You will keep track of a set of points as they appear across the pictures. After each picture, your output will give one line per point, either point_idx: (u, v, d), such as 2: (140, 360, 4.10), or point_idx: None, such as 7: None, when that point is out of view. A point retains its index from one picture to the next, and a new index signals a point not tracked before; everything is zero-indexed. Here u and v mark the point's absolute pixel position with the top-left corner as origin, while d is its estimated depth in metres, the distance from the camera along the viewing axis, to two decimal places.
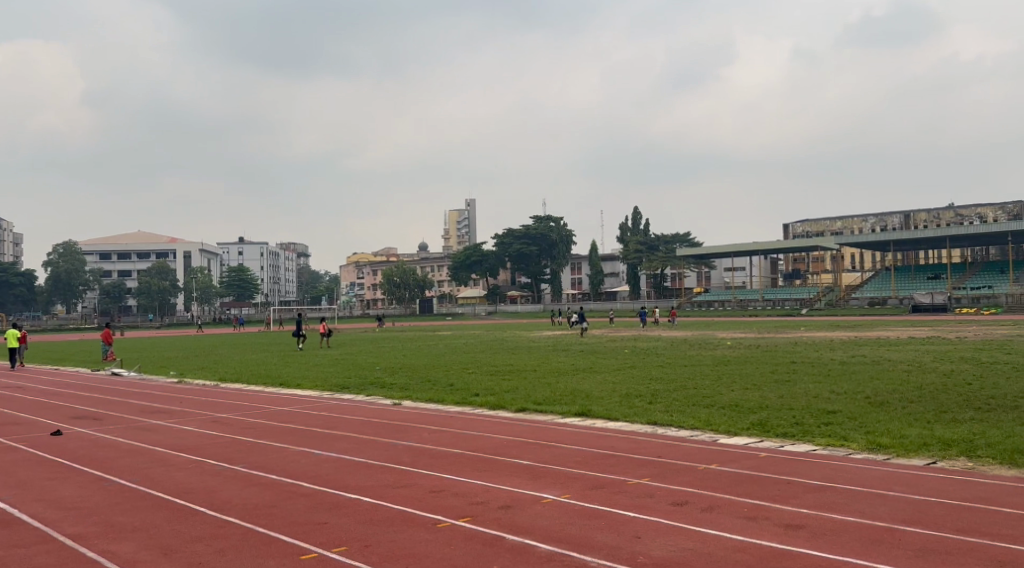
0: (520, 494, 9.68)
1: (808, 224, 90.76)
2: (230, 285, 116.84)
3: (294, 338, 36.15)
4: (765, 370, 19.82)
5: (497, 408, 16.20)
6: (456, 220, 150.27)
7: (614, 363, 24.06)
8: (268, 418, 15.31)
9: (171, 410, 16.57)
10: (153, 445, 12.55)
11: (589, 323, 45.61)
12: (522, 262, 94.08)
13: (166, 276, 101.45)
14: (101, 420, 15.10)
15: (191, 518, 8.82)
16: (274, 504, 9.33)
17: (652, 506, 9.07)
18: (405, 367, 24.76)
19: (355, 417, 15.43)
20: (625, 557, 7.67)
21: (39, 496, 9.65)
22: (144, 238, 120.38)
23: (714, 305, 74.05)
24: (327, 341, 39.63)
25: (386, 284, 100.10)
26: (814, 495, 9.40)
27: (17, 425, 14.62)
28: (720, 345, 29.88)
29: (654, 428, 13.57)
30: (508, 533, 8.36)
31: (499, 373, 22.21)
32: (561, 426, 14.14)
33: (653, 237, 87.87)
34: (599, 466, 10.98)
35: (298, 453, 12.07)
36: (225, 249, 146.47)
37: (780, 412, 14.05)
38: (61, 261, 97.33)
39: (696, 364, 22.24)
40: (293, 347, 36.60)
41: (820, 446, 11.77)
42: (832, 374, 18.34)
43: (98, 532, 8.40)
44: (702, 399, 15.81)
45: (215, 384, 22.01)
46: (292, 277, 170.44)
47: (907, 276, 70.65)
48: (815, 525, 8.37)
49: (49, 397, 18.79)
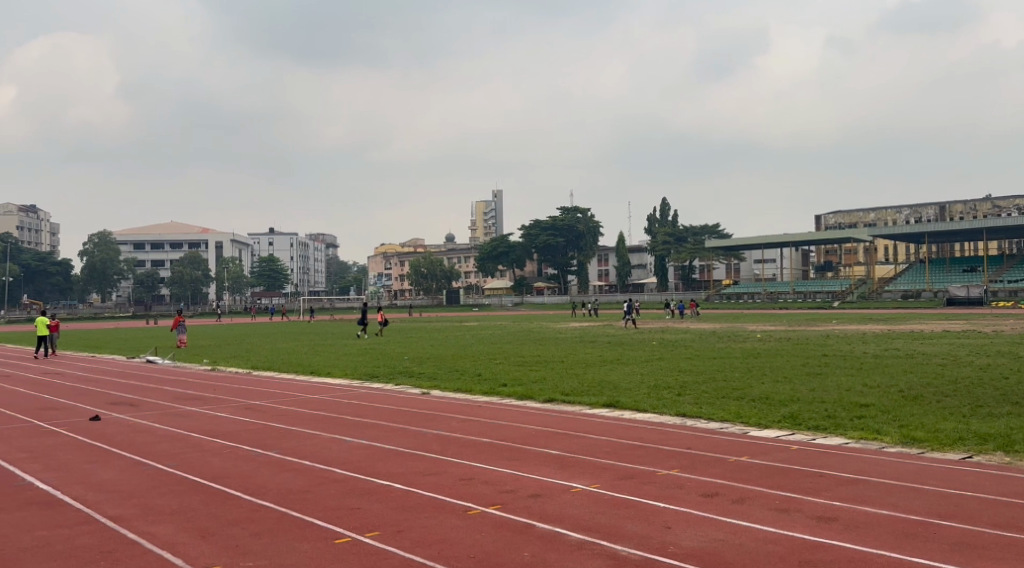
0: (549, 482, 9.73)
1: (840, 216, 89.98)
2: (262, 276, 118.33)
3: (357, 327, 37.24)
4: (796, 363, 19.70)
5: (525, 399, 16.21)
6: (483, 211, 150.40)
7: (643, 355, 23.91)
8: (300, 406, 15.44)
9: (205, 396, 16.81)
10: (188, 431, 12.73)
11: (636, 315, 44.72)
12: (549, 254, 94.01)
13: (199, 266, 102.27)
14: (137, 406, 15.37)
15: (227, 502, 8.95)
16: (308, 489, 9.46)
17: (683, 498, 9.05)
18: (433, 357, 24.81)
19: (384, 406, 15.51)
20: (656, 547, 7.67)
21: (80, 478, 9.87)
22: (177, 228, 121.94)
23: (744, 298, 73.44)
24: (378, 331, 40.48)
25: (413, 275, 100.73)
26: (847, 488, 9.33)
27: (57, 410, 14.89)
28: (748, 336, 29.67)
29: (683, 421, 13.48)
30: (538, 520, 8.40)
31: (526, 364, 22.23)
32: (590, 417, 14.14)
33: (681, 228, 87.10)
34: (628, 457, 10.97)
35: (329, 440, 12.17)
36: (256, 240, 147.95)
37: (811, 406, 13.92)
38: (97, 250, 98.35)
39: (725, 357, 21.99)
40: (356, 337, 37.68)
41: (853, 441, 11.64)
42: (865, 368, 18.17)
43: (137, 514, 8.56)
44: (732, 392, 15.70)
45: (248, 372, 22.34)
46: (321, 267, 172.04)
47: (942, 269, 69.71)
48: (847, 518, 8.32)
49: (85, 383, 19.16)
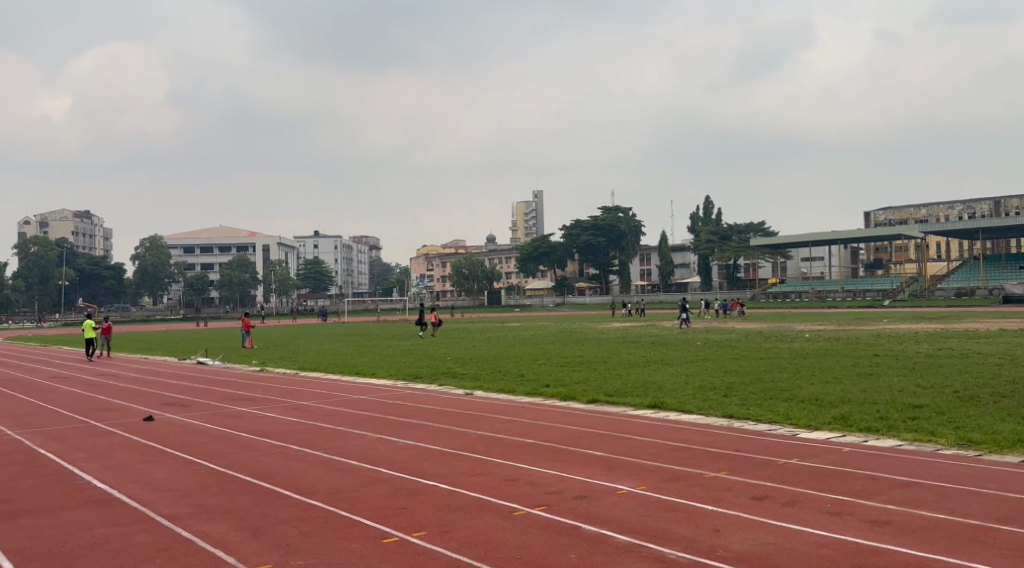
0: (594, 484, 9.69)
1: (890, 213, 88.45)
2: (307, 278, 119.91)
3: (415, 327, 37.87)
4: (847, 363, 19.37)
5: (569, 400, 16.19)
6: (524, 212, 150.38)
7: (688, 355, 23.72)
8: (347, 407, 15.59)
9: (255, 397, 17.09)
10: (238, 432, 12.94)
11: (686, 315, 44.32)
12: (590, 254, 93.74)
13: (246, 269, 103.75)
14: (189, 406, 15.67)
15: (277, 502, 9.05)
16: (356, 489, 9.53)
17: (731, 500, 8.96)
18: (476, 358, 24.96)
19: (429, 407, 15.59)
20: (705, 551, 7.60)
21: (134, 477, 10.07)
22: (226, 231, 124.04)
23: (791, 296, 72.48)
24: (433, 330, 40.98)
25: (455, 276, 101.38)
26: (901, 491, 9.17)
27: (112, 411, 15.25)
28: (797, 336, 29.30)
29: (730, 422, 13.36)
30: (585, 522, 8.37)
31: (568, 364, 22.24)
32: (637, 418, 14.05)
33: (725, 226, 86.17)
34: (674, 459, 10.88)
35: (375, 441, 12.26)
36: (301, 243, 149.89)
37: (862, 407, 13.71)
38: (149, 254, 100.17)
39: (772, 358, 21.67)
40: (416, 335, 38.47)
41: (907, 442, 11.43)
42: (917, 368, 17.81)
43: (191, 513, 8.70)
44: (780, 393, 15.50)
45: (295, 372, 22.77)
46: (364, 269, 173.65)
47: (998, 266, 68.04)
48: (902, 522, 8.16)
49: (137, 385, 19.60)
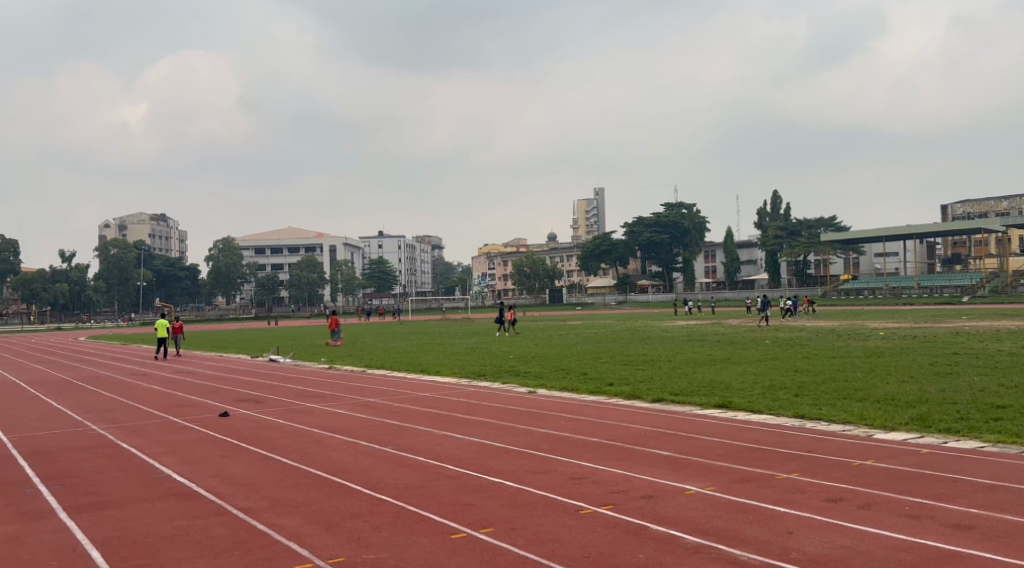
0: (663, 484, 9.57)
1: (969, 207, 85.72)
2: (372, 278, 121.54)
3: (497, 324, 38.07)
4: (924, 363, 18.69)
5: (633, 399, 16.05)
6: (585, 209, 149.90)
7: (757, 354, 23.20)
8: (414, 404, 15.73)
9: (324, 394, 17.36)
10: (309, 428, 13.18)
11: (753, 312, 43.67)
12: (654, 251, 92.84)
13: (314, 269, 105.56)
14: (261, 403, 15.96)
15: (347, 496, 9.22)
16: (423, 485, 9.61)
17: (805, 502, 8.78)
18: (539, 356, 24.95)
19: (497, 404, 15.62)
20: (778, 552, 7.47)
21: (212, 471, 10.31)
22: (295, 233, 126.54)
23: (864, 293, 70.72)
24: (511, 328, 40.98)
25: (517, 275, 101.38)
26: (985, 495, 8.86)
27: (188, 407, 15.69)
28: (872, 334, 28.57)
29: (802, 422, 13.08)
30: (653, 522, 8.29)
31: (632, 363, 22.01)
32: (705, 418, 13.85)
33: (794, 222, 84.69)
34: (744, 459, 10.70)
35: (442, 438, 12.35)
36: (366, 243, 151.88)
37: (940, 407, 13.30)
38: (222, 255, 102.80)
39: (844, 357, 21.06)
40: (496, 334, 38.62)
41: (989, 443, 11.07)
42: (999, 367, 17.15)
43: (265, 506, 8.88)
44: (854, 393, 15.10)
45: (361, 370, 23.01)
46: (428, 269, 175.11)
47: None
48: (986, 527, 7.88)
49: (211, 381, 20.11)
